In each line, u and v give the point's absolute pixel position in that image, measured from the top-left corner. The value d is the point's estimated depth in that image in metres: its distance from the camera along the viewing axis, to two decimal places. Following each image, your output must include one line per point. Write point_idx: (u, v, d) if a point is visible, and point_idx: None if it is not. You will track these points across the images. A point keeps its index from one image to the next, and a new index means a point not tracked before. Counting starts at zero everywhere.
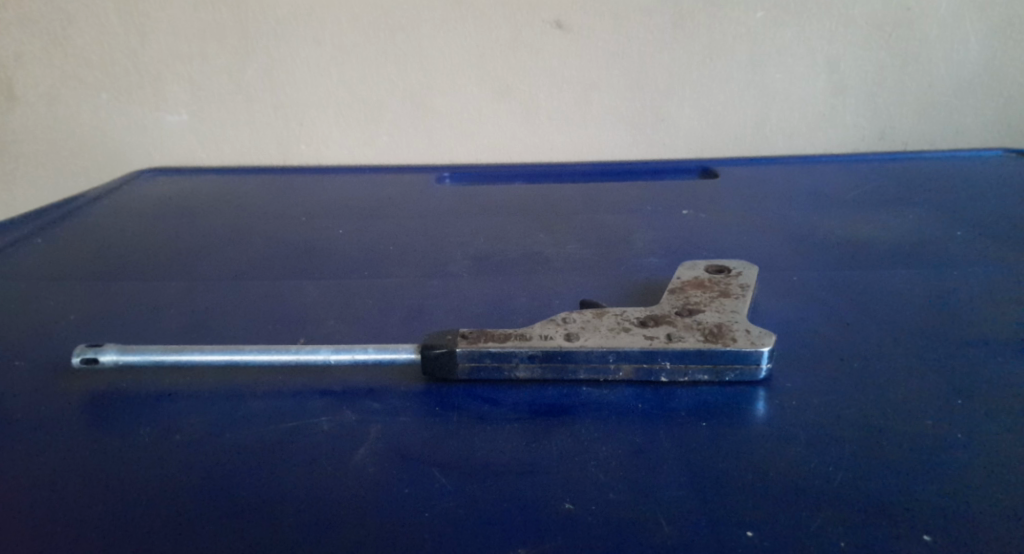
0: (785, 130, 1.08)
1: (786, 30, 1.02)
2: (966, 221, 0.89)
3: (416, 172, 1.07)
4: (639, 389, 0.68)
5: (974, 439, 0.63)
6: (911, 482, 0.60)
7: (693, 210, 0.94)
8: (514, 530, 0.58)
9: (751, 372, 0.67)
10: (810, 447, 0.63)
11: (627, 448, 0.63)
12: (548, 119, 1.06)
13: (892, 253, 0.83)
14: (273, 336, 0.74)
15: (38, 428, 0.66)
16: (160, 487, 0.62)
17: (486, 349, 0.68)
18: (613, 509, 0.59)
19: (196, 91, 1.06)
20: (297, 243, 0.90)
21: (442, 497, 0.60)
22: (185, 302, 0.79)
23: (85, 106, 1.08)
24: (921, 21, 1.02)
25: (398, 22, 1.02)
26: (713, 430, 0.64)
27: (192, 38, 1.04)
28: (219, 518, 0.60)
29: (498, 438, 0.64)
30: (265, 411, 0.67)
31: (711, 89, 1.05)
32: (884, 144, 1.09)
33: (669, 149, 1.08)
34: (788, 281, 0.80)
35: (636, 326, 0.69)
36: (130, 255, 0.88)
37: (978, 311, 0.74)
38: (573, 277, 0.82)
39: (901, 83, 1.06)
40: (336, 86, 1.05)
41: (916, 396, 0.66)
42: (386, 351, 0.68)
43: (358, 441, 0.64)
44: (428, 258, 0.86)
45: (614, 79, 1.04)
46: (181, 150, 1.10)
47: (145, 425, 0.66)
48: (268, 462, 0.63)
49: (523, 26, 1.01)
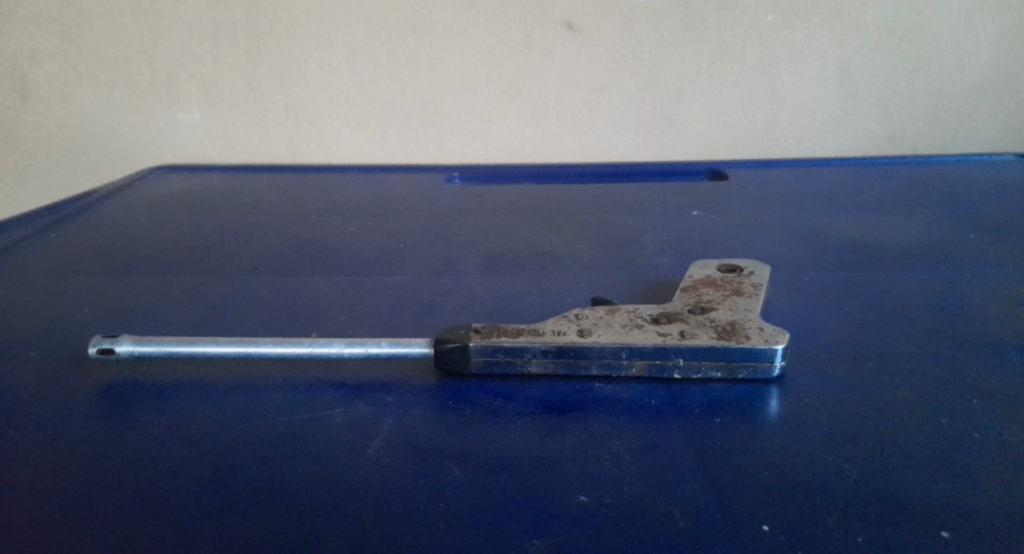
0: (795, 133, 1.08)
1: (797, 34, 1.03)
2: (979, 223, 0.89)
3: (426, 172, 1.07)
4: (652, 385, 0.68)
5: (990, 439, 0.63)
6: (927, 481, 0.60)
7: (703, 211, 0.95)
8: (528, 522, 0.58)
9: (763, 371, 0.67)
10: (824, 444, 0.63)
11: (640, 444, 0.63)
12: (558, 120, 1.07)
13: (904, 256, 0.83)
14: (287, 331, 0.75)
15: (53, 419, 0.66)
16: (173, 480, 0.62)
17: (498, 344, 0.68)
18: (626, 503, 0.59)
19: (207, 90, 1.07)
20: (307, 241, 0.90)
21: (455, 491, 0.60)
22: (198, 297, 0.80)
23: (97, 105, 1.08)
24: (931, 25, 1.03)
25: (410, 23, 1.02)
26: (726, 427, 0.64)
27: (205, 37, 1.04)
28: (231, 511, 0.60)
29: (511, 432, 0.64)
30: (278, 403, 0.67)
31: (722, 92, 1.05)
32: (894, 147, 1.09)
33: (679, 152, 1.09)
34: (799, 281, 0.80)
35: (649, 323, 0.69)
36: (144, 251, 0.88)
37: (993, 312, 0.74)
38: (584, 276, 0.82)
39: (912, 88, 1.06)
40: (348, 85, 1.05)
41: (931, 395, 0.66)
42: (399, 345, 0.69)
43: (372, 434, 0.64)
44: (439, 256, 0.86)
45: (625, 81, 1.05)
46: (193, 149, 1.10)
47: (160, 417, 0.66)
48: (282, 454, 0.63)
49: (535, 28, 1.02)
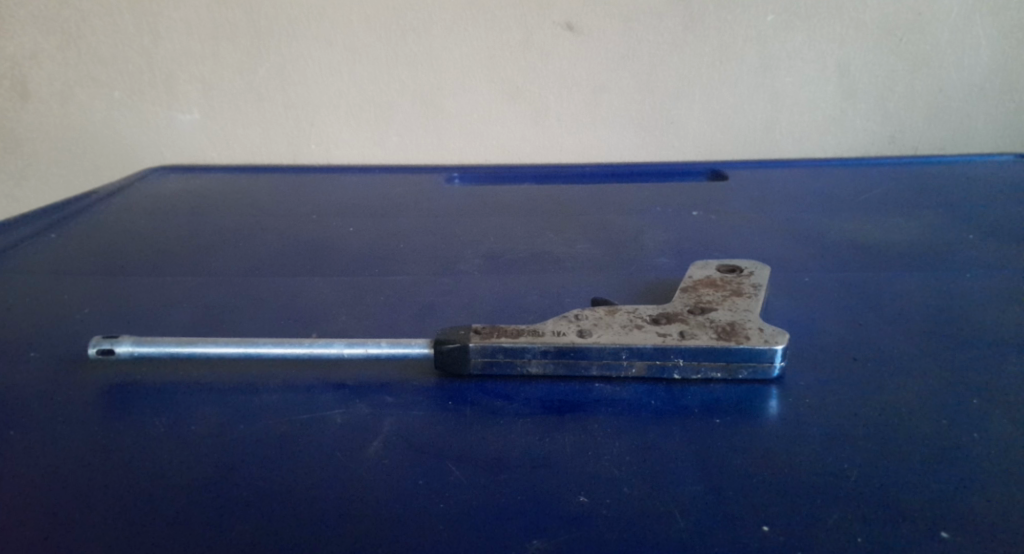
0: (794, 133, 1.08)
1: (797, 34, 1.03)
2: (979, 223, 0.89)
3: (426, 172, 1.07)
4: (652, 386, 0.68)
5: (990, 439, 0.63)
6: (928, 482, 0.60)
7: (703, 211, 0.95)
8: (529, 523, 0.58)
9: (763, 371, 0.67)
10: (824, 445, 0.63)
11: (640, 444, 0.63)
12: (557, 121, 1.07)
13: (904, 256, 0.83)
14: (287, 331, 0.75)
15: (53, 420, 0.66)
16: (174, 481, 0.62)
17: (498, 344, 0.68)
18: (626, 504, 0.59)
19: (207, 91, 1.07)
20: (307, 241, 0.90)
21: (455, 491, 0.60)
22: (198, 297, 0.80)
23: (97, 105, 1.08)
24: (931, 25, 1.03)
25: (410, 23, 1.02)
26: (726, 427, 0.64)
27: (205, 37, 1.04)
28: (231, 512, 0.60)
29: (511, 433, 0.64)
30: (279, 404, 0.67)
31: (722, 92, 1.05)
32: (894, 148, 1.09)
33: (679, 152, 1.09)
34: (799, 281, 0.80)
35: (649, 324, 0.69)
36: (143, 252, 0.88)
37: (992, 312, 0.74)
38: (584, 276, 0.82)
39: (912, 88, 1.06)
40: (348, 86, 1.05)
41: (931, 395, 0.66)
42: (399, 346, 0.69)
43: (372, 435, 0.64)
44: (439, 257, 0.86)
45: (625, 81, 1.05)
46: (193, 149, 1.10)
47: (160, 417, 0.66)
48: (282, 455, 0.63)
49: (535, 28, 1.02)
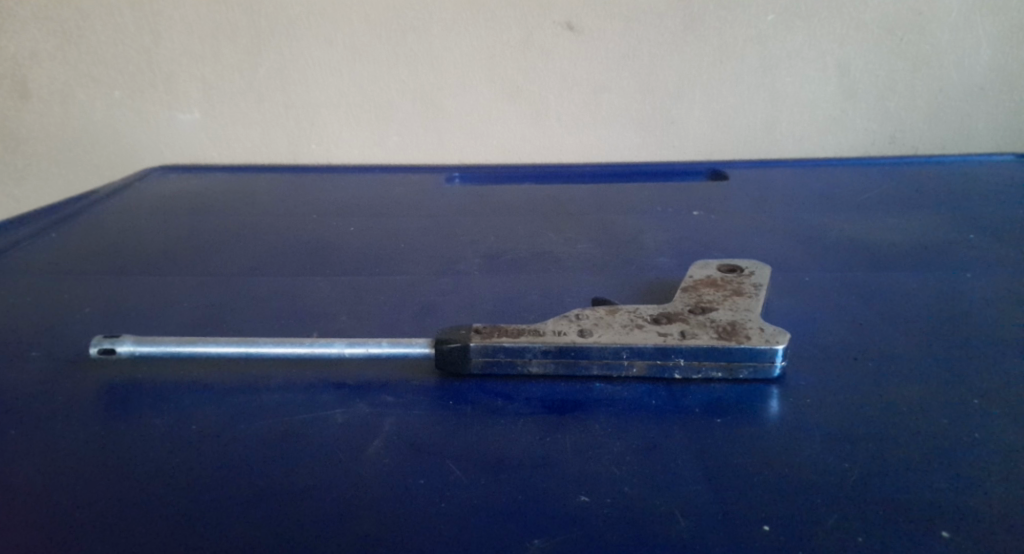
0: (795, 133, 1.08)
1: (797, 33, 1.03)
2: (979, 223, 0.89)
3: (426, 172, 1.07)
4: (652, 385, 0.68)
5: (990, 438, 0.63)
6: (928, 481, 0.60)
7: (704, 211, 0.95)
8: (530, 522, 0.58)
9: (763, 371, 0.67)
10: (824, 444, 0.63)
11: (641, 444, 0.63)
12: (557, 120, 1.07)
13: (904, 256, 0.83)
14: (287, 331, 0.75)
15: (54, 420, 0.66)
16: (175, 480, 0.62)
17: (499, 344, 0.68)
18: (627, 503, 0.59)
19: (208, 90, 1.07)
20: (307, 241, 0.90)
21: (456, 490, 0.60)
22: (198, 297, 0.80)
23: (97, 105, 1.08)
24: (931, 25, 1.03)
25: (410, 23, 1.02)
26: (727, 427, 0.64)
27: (205, 37, 1.04)
28: (232, 511, 0.60)
29: (512, 432, 0.64)
30: (279, 403, 0.67)
31: (722, 92, 1.05)
32: (894, 147, 1.09)
33: (679, 152, 1.09)
34: (799, 281, 0.80)
35: (649, 323, 0.69)
36: (143, 251, 0.88)
37: (992, 312, 0.74)
38: (584, 276, 0.82)
39: (912, 88, 1.06)
40: (348, 85, 1.05)
41: (932, 395, 0.66)
42: (399, 345, 0.69)
43: (372, 434, 0.64)
44: (439, 256, 0.86)
45: (625, 81, 1.05)
46: (193, 149, 1.10)
47: (161, 417, 0.66)
48: (283, 454, 0.63)
49: (535, 27, 1.02)
